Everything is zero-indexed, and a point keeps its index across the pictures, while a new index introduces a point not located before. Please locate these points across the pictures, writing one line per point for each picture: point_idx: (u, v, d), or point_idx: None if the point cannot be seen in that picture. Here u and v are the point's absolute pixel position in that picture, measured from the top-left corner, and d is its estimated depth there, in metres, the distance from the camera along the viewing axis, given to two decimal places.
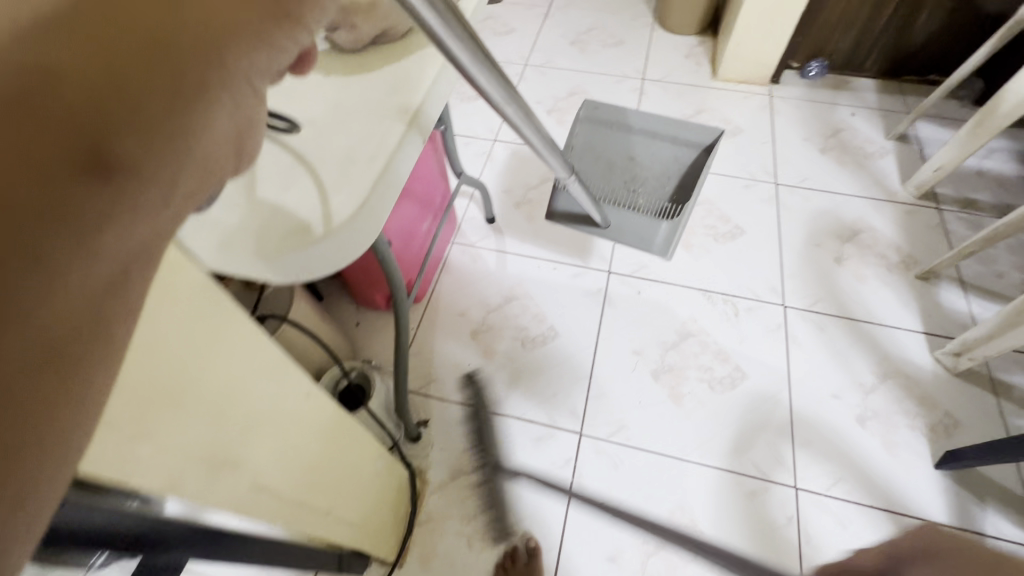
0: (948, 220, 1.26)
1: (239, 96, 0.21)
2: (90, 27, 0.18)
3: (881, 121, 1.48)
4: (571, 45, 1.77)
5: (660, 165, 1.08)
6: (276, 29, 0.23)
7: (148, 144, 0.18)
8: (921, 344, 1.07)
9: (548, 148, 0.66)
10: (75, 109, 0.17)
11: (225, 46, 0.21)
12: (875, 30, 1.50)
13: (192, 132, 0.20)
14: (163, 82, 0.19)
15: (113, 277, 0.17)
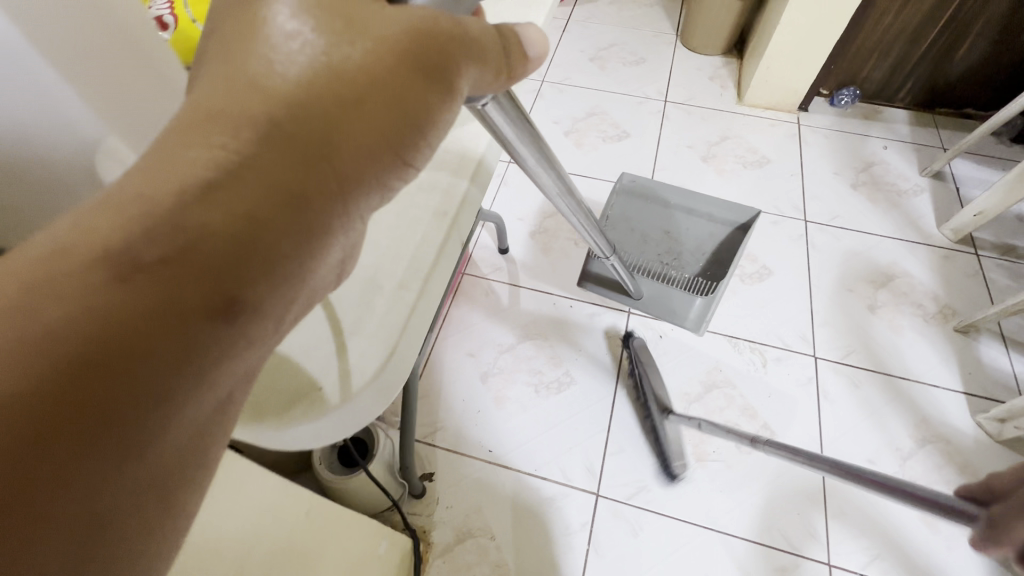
0: (987, 267, 1.20)
1: (344, 226, 0.27)
2: (237, 184, 0.24)
3: (914, 156, 1.42)
4: (591, 61, 1.70)
5: (695, 239, 1.15)
6: (382, 170, 0.27)
7: (271, 279, 0.24)
8: (961, 405, 1.01)
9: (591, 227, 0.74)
10: (223, 253, 0.23)
11: (341, 193, 0.26)
12: (912, 59, 1.43)
13: (301, 264, 0.25)
14: (289, 226, 0.24)
15: (239, 373, 0.25)
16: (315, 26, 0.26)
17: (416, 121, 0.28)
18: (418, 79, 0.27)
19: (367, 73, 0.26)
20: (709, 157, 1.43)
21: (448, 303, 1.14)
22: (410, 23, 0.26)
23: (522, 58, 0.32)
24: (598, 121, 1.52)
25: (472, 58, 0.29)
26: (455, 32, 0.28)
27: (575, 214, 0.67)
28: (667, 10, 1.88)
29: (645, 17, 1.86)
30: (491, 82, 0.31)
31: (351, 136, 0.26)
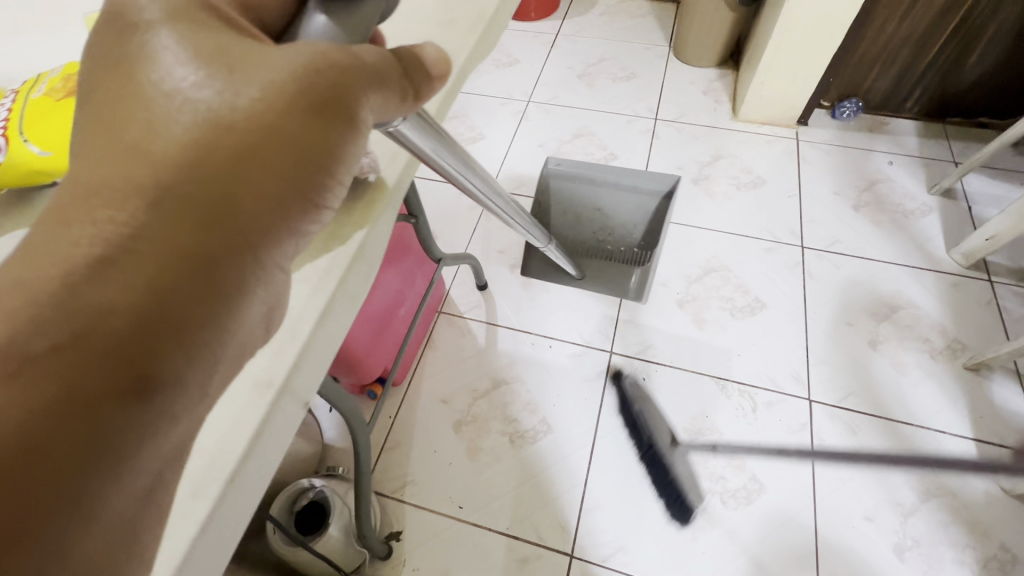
0: (1001, 295, 1.11)
1: (265, 273, 0.27)
2: (142, 255, 0.24)
3: (922, 171, 1.33)
4: (579, 79, 1.65)
5: (627, 212, 1.24)
6: (294, 212, 0.28)
7: (190, 336, 0.25)
8: (970, 453, 0.93)
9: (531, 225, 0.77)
10: (137, 318, 0.24)
11: (253, 242, 0.26)
12: (919, 69, 1.34)
13: (222, 317, 0.26)
14: (204, 282, 0.25)
15: (179, 430, 0.26)
16: (209, 76, 0.26)
17: (324, 159, 0.28)
18: (318, 118, 0.27)
19: (265, 121, 0.26)
20: (700, 179, 1.36)
21: (421, 347, 1.11)
22: (298, 62, 0.27)
23: (425, 77, 0.31)
24: (584, 143, 1.47)
25: (371, 90, 0.29)
26: (348, 69, 0.28)
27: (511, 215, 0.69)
28: (660, 20, 1.82)
29: (637, 29, 1.79)
30: (396, 107, 0.31)
31: (257, 185, 0.26)
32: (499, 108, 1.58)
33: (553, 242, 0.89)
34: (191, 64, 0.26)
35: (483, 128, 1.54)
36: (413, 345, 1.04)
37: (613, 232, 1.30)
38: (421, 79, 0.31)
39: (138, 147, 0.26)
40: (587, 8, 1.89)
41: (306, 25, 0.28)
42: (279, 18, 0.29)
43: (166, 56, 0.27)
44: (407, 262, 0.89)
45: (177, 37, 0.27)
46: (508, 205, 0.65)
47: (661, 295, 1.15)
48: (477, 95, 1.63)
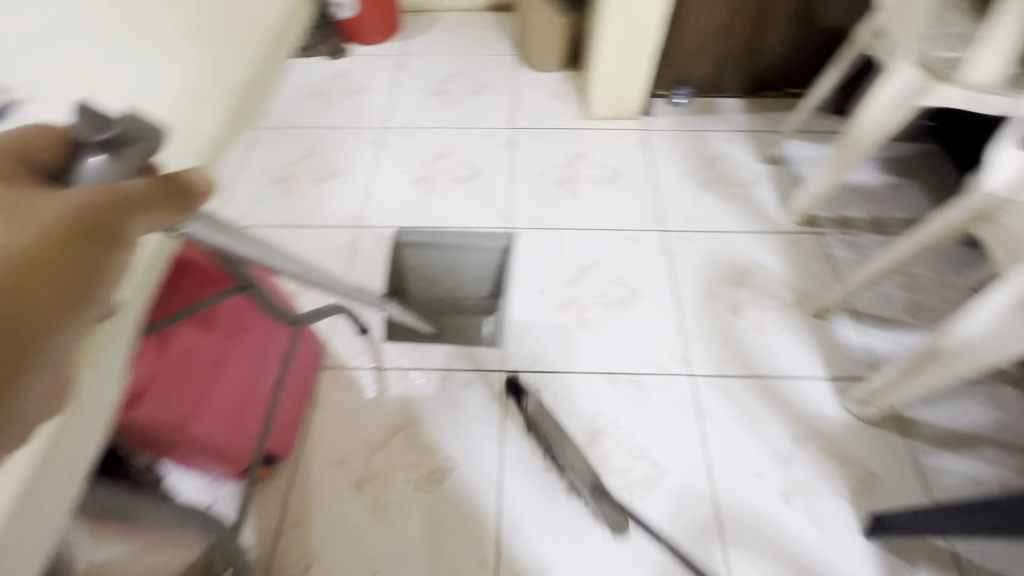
0: (829, 244, 1.26)
1: (39, 382, 0.29)
2: None
3: (751, 144, 1.48)
4: (433, 98, 1.63)
5: (474, 271, 1.29)
6: (76, 310, 0.30)
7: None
8: (827, 391, 1.04)
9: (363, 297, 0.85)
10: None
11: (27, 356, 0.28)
12: (731, 54, 1.48)
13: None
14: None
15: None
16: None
17: (99, 275, 0.30)
18: (88, 241, 0.30)
19: (40, 248, 0.29)
20: (564, 181, 1.40)
21: (306, 412, 1.03)
22: (74, 203, 0.31)
23: (191, 198, 0.35)
24: (447, 162, 1.45)
25: (139, 213, 0.32)
26: (116, 198, 0.31)
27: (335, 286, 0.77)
28: (503, 30, 1.85)
29: (482, 41, 1.81)
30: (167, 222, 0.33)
31: (43, 287, 0.29)
32: (355, 139, 1.52)
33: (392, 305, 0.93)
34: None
35: (341, 162, 1.47)
36: (292, 412, 0.96)
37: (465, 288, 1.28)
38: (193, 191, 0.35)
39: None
40: (430, 25, 1.88)
41: (80, 165, 0.33)
42: (58, 161, 0.34)
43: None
44: (259, 329, 0.81)
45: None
46: (321, 276, 0.70)
47: (543, 303, 1.17)
48: (329, 127, 1.56)
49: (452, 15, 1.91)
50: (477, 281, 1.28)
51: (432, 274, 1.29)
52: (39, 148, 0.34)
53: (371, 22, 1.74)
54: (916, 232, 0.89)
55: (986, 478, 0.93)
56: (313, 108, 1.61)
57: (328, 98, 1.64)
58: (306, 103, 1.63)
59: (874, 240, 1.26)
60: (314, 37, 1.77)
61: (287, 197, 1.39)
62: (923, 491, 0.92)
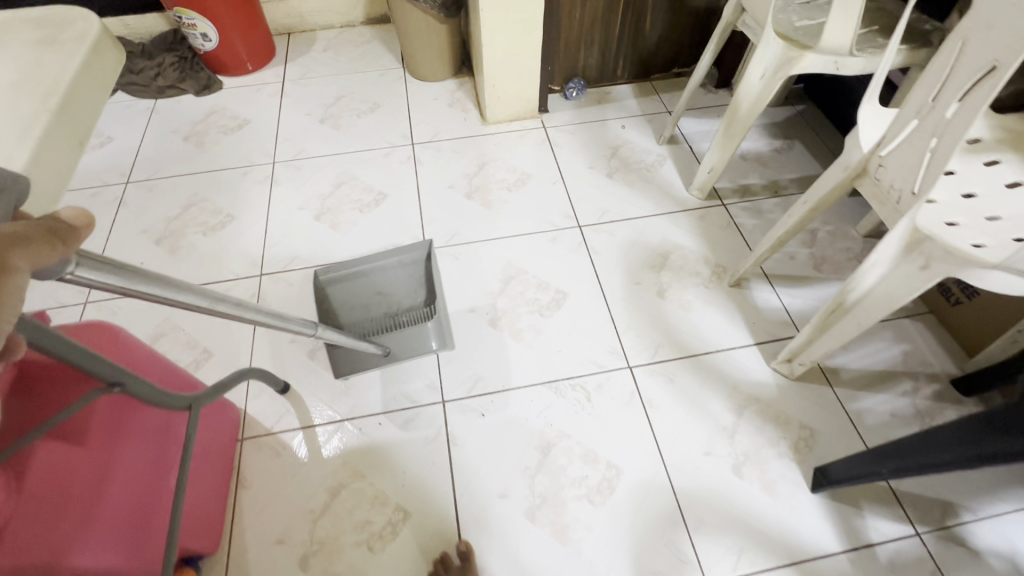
0: (735, 214, 1.31)
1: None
2: None
3: (648, 127, 1.51)
4: (322, 123, 1.53)
5: (402, 286, 1.18)
6: None
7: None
8: (757, 357, 1.07)
9: (281, 320, 0.73)
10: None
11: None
12: (614, 43, 1.51)
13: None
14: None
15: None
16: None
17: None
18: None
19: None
20: (474, 191, 1.36)
21: (231, 494, 0.93)
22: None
23: (72, 232, 0.40)
24: (348, 190, 1.37)
25: (21, 246, 0.35)
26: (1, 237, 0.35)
27: (247, 313, 0.65)
28: (386, 43, 1.78)
29: (365, 57, 1.73)
30: (53, 256, 0.38)
31: None
32: (241, 179, 1.40)
33: (322, 326, 0.82)
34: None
35: (230, 207, 1.34)
36: (212, 501, 0.86)
37: (402, 304, 1.15)
38: (68, 229, 0.40)
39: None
40: (307, 47, 1.77)
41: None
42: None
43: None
44: (149, 422, 0.71)
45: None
46: (236, 302, 0.62)
47: (472, 322, 1.13)
48: (210, 171, 1.42)
49: (329, 34, 1.82)
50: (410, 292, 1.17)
51: (360, 302, 1.16)
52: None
53: (239, 50, 1.61)
54: (807, 194, 0.93)
55: (905, 410, 1.00)
56: (188, 151, 1.46)
57: (204, 139, 1.50)
58: (180, 147, 1.48)
59: (774, 203, 1.33)
60: (176, 71, 1.62)
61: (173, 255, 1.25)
62: (855, 434, 0.98)
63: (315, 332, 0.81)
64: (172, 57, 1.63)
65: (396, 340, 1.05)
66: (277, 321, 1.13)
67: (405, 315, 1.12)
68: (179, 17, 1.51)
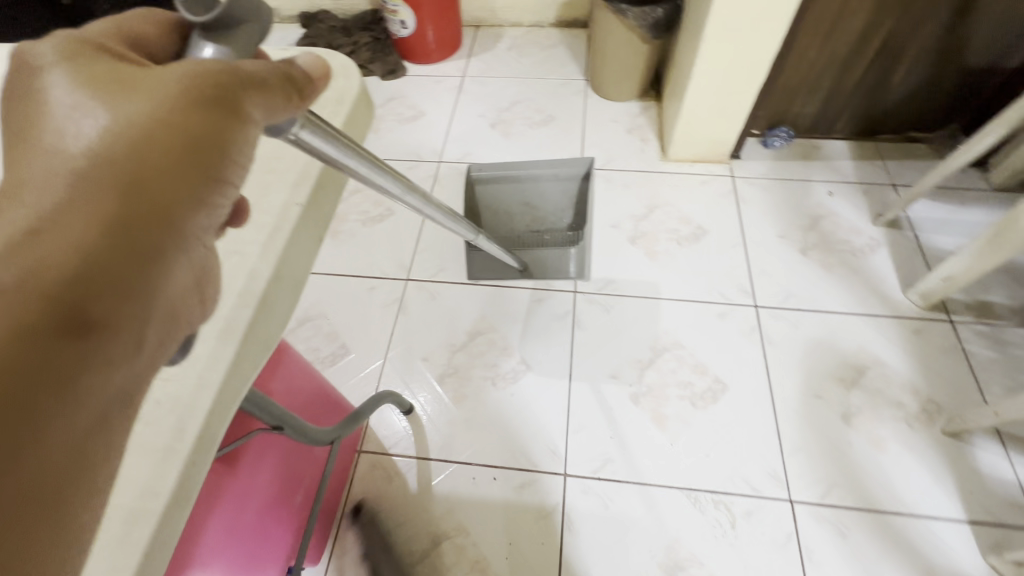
0: (964, 337, 1.04)
1: (172, 266, 0.24)
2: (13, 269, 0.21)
3: (863, 199, 1.26)
4: (493, 128, 1.48)
5: (553, 202, 1.35)
6: (198, 189, 0.25)
7: (78, 343, 0.21)
8: (966, 540, 0.84)
9: (439, 214, 0.65)
10: (16, 339, 0.20)
11: (142, 251, 0.23)
12: (844, 92, 1.26)
13: (114, 339, 0.22)
14: (89, 294, 0.22)
15: (53, 456, 0.21)
16: (97, 106, 0.24)
17: (226, 150, 0.25)
18: (201, 113, 0.24)
19: (147, 118, 0.24)
20: (638, 236, 1.23)
21: (339, 508, 0.92)
22: (189, 71, 0.25)
23: (309, 83, 0.28)
24: None
25: (256, 89, 0.26)
26: (238, 74, 0.25)
27: (411, 198, 0.54)
28: (572, 50, 1.68)
29: (549, 62, 1.65)
30: (285, 109, 0.27)
31: (159, 170, 0.24)
32: (407, 174, 1.40)
33: (481, 233, 0.82)
34: (63, 101, 0.24)
35: None
36: (325, 517, 0.85)
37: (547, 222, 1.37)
38: (312, 79, 0.29)
39: (17, 167, 0.24)
40: (492, 43, 1.73)
41: (197, 49, 0.26)
42: (164, 46, 0.28)
43: (44, 81, 0.25)
44: (291, 443, 0.71)
45: (53, 63, 0.25)
46: (423, 197, 0.57)
47: (611, 391, 1.01)
48: (380, 160, 1.44)
49: (517, 32, 1.76)
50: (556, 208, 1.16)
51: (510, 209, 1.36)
52: (136, 20, 0.27)
53: (430, 40, 1.61)
54: None
55: None
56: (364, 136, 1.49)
57: (380, 125, 1.52)
58: None
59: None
60: (369, 51, 1.67)
61: (332, 238, 1.27)
62: None
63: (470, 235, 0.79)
64: (367, 37, 1.69)
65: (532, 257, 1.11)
66: (413, 333, 1.11)
67: (549, 234, 1.35)
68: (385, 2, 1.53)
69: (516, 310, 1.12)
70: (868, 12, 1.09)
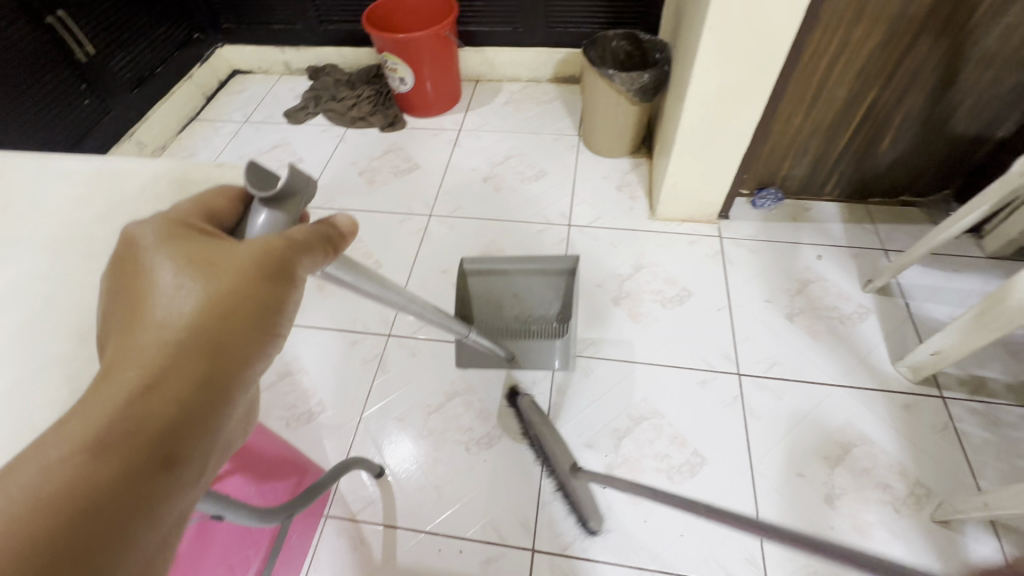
0: (957, 415, 1.00)
1: (237, 399, 0.31)
2: (128, 416, 0.27)
3: (852, 264, 1.24)
4: (485, 182, 1.51)
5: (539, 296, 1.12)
6: (264, 340, 0.32)
7: (171, 474, 0.27)
8: None
9: (445, 322, 0.74)
10: (125, 480, 0.26)
11: (225, 398, 0.30)
12: (833, 157, 1.26)
13: (192, 469, 0.29)
14: (183, 438, 0.28)
15: (141, 570, 0.26)
16: (189, 280, 0.30)
17: (283, 308, 0.33)
18: (272, 285, 0.32)
19: (231, 288, 0.31)
20: (622, 297, 1.22)
21: None
22: (261, 246, 0.32)
23: (339, 238, 0.37)
24: None
25: (305, 254, 0.34)
26: (292, 245, 0.33)
27: (411, 309, 0.64)
28: (568, 106, 1.73)
29: (544, 117, 1.69)
30: (323, 262, 0.36)
31: (239, 328, 0.31)
32: (397, 227, 1.42)
33: (474, 330, 0.84)
34: (164, 273, 0.30)
35: (380, 255, 1.36)
36: None
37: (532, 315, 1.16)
38: (343, 237, 0.38)
39: (125, 330, 0.29)
40: (490, 98, 1.78)
41: (252, 218, 0.33)
42: (230, 212, 0.35)
43: (144, 256, 0.31)
44: (231, 533, 0.67)
45: (152, 242, 0.32)
46: (421, 306, 0.65)
47: (586, 461, 0.99)
48: (374, 212, 1.46)
49: (515, 87, 1.81)
50: (546, 300, 1.09)
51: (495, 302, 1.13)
52: (214, 199, 0.35)
53: (429, 93, 1.66)
54: None
55: None
56: (360, 188, 1.53)
57: (375, 178, 1.56)
58: (354, 182, 1.55)
59: (1020, 415, 0.99)
60: (370, 105, 1.73)
61: (320, 291, 1.28)
62: None
63: (466, 332, 0.83)
64: (370, 91, 1.76)
65: (522, 348, 1.09)
66: (391, 392, 1.11)
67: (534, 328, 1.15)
68: (385, 60, 1.58)
69: (496, 372, 1.12)
70: (851, 83, 1.10)
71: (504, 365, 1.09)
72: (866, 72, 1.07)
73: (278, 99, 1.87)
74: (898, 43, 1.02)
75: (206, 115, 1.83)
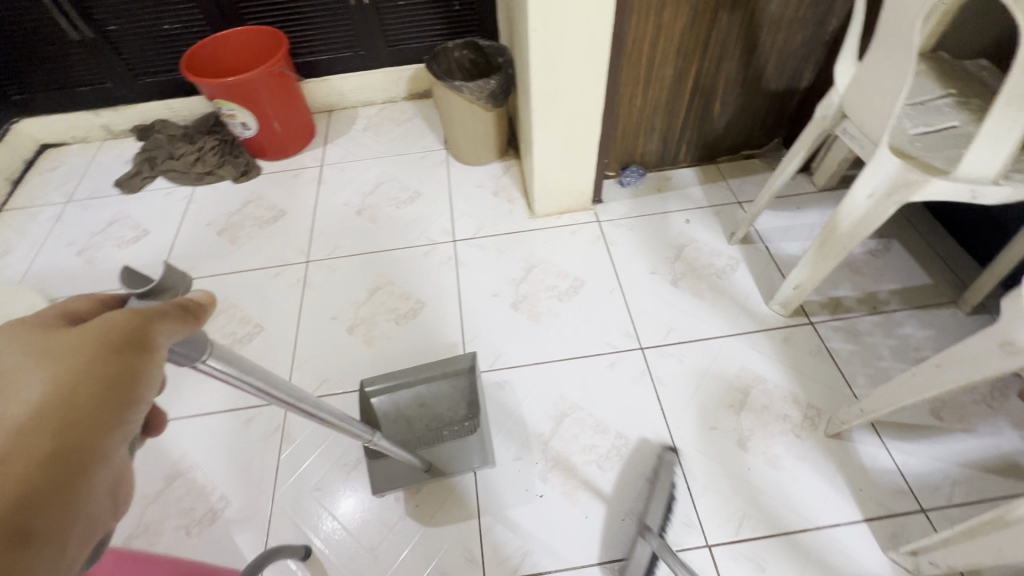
0: (826, 337, 1.12)
1: (102, 469, 0.29)
2: None
3: (717, 222, 1.34)
4: (359, 215, 1.44)
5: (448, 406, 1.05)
6: (127, 405, 0.31)
7: (27, 542, 0.26)
8: (867, 539, 0.88)
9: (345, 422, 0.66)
10: None
11: (82, 466, 0.29)
12: (678, 129, 1.37)
13: (54, 541, 0.27)
14: (38, 508, 0.26)
15: None
16: (39, 363, 0.30)
17: (146, 377, 0.32)
18: (125, 354, 0.32)
19: (81, 362, 0.30)
20: (520, 301, 1.23)
21: None
22: (111, 321, 0.32)
23: (200, 311, 0.38)
24: (384, 297, 1.26)
25: (161, 323, 0.34)
26: (146, 316, 0.33)
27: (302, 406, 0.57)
28: (428, 122, 1.71)
29: (406, 137, 1.66)
30: (186, 330, 0.36)
31: (95, 396, 0.30)
32: (273, 282, 1.31)
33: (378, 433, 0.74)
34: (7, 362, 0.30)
35: (259, 316, 1.25)
36: None
37: None
38: (202, 307, 0.38)
39: None
40: (347, 127, 1.71)
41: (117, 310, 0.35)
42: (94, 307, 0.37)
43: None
44: None
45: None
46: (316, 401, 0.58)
47: (519, 474, 0.98)
48: (243, 272, 1.34)
49: (371, 111, 1.76)
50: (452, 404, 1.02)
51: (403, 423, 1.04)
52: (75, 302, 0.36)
53: (279, 133, 1.55)
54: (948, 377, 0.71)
55: None
56: (222, 248, 1.40)
57: (238, 234, 1.43)
58: (214, 244, 1.41)
59: (872, 322, 1.13)
60: (216, 156, 1.58)
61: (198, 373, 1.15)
62: None
63: (371, 437, 0.72)
64: (213, 141, 1.61)
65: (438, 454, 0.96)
66: (301, 462, 1.02)
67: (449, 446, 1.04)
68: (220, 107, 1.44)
69: None
70: (674, 61, 1.19)
71: (422, 479, 0.93)
72: (683, 49, 1.17)
73: (105, 168, 1.65)
74: (702, 20, 1.11)
75: (16, 202, 1.57)
